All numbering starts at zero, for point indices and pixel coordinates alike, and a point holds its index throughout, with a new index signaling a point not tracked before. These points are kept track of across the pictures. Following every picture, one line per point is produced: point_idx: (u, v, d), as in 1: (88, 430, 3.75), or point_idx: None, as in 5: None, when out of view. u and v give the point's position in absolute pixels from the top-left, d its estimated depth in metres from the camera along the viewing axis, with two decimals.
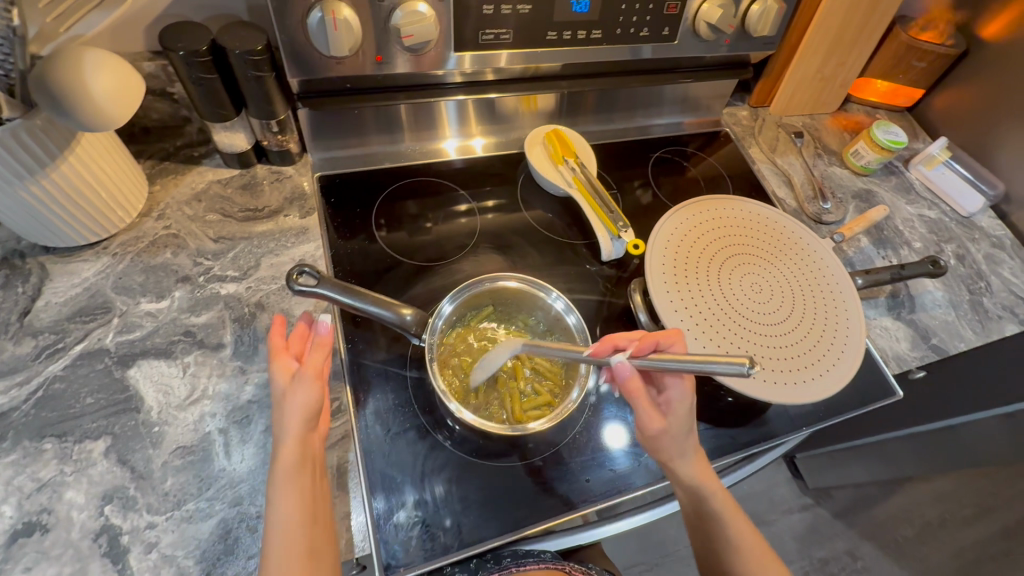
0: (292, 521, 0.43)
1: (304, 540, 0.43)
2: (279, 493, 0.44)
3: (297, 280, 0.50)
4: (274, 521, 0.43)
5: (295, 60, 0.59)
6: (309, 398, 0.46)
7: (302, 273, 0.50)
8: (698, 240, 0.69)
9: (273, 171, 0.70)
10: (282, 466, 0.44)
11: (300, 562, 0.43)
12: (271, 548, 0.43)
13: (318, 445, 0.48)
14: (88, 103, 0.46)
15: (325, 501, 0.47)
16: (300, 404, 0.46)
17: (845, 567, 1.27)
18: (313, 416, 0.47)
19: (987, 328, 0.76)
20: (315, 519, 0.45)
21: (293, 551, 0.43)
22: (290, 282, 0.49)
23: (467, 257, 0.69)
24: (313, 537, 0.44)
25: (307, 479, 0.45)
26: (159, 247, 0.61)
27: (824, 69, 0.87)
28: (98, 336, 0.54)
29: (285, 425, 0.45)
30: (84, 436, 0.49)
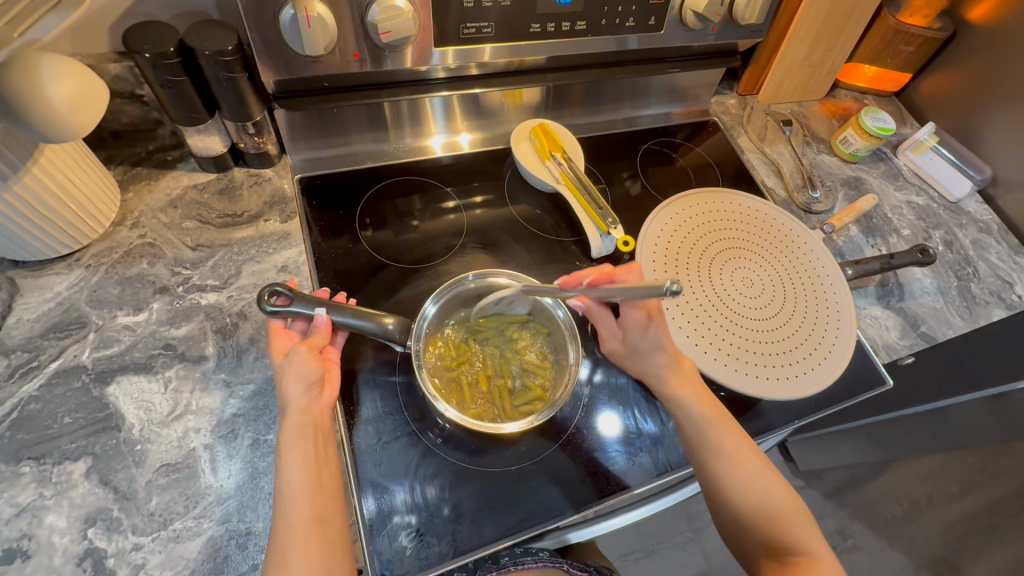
0: (298, 489, 0.43)
1: (309, 503, 0.42)
2: (282, 459, 0.43)
3: (269, 301, 0.50)
4: (280, 488, 0.43)
5: (270, 58, 0.57)
6: (308, 367, 0.46)
7: (273, 293, 0.50)
8: (688, 234, 0.68)
9: (252, 174, 0.67)
10: (285, 436, 0.44)
11: (306, 524, 0.42)
12: (278, 518, 0.42)
13: (326, 417, 0.48)
14: (43, 108, 0.43)
15: (333, 470, 0.46)
16: (298, 372, 0.46)
17: (837, 547, 1.30)
18: (314, 383, 0.47)
19: (975, 314, 0.76)
20: (321, 480, 0.44)
21: (299, 516, 0.42)
22: (262, 305, 0.50)
23: (455, 257, 0.67)
24: (319, 503, 0.43)
25: (313, 444, 0.45)
26: (135, 258, 0.59)
27: (812, 55, 0.86)
28: (74, 353, 0.53)
29: (287, 394, 0.46)
30: (63, 457, 0.48)
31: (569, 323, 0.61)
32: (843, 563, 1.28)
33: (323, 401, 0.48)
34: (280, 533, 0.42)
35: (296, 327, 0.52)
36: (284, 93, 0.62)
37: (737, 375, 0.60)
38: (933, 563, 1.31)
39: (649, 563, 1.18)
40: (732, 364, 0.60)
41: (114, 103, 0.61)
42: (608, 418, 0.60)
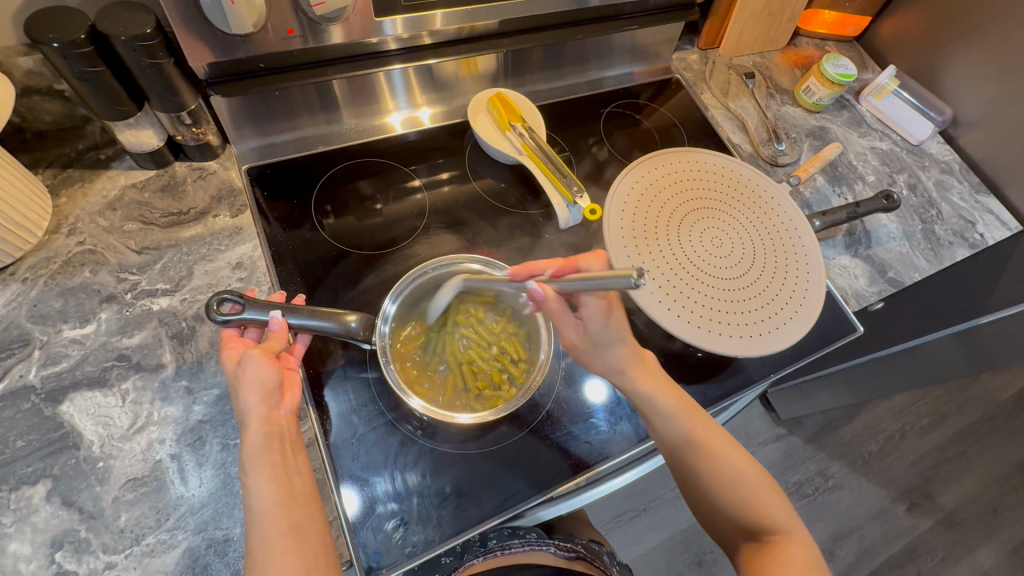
0: (269, 503, 0.41)
1: (284, 515, 0.41)
2: (248, 474, 0.41)
3: (219, 310, 0.48)
4: (250, 502, 0.41)
5: (199, 41, 0.53)
6: (262, 373, 0.43)
7: (222, 301, 0.48)
8: (657, 198, 0.67)
9: (195, 167, 0.64)
10: (249, 450, 0.42)
11: (283, 537, 0.41)
12: (252, 533, 0.41)
13: (289, 423, 0.46)
14: None
15: (304, 476, 0.45)
16: (256, 381, 0.43)
17: (819, 487, 1.35)
18: (272, 391, 0.44)
19: (939, 255, 0.77)
20: (293, 491, 0.43)
21: (275, 529, 0.41)
22: (211, 315, 0.48)
23: (419, 239, 0.65)
24: (294, 513, 0.42)
25: (279, 454, 0.43)
26: (76, 266, 0.55)
27: (771, 4, 0.84)
28: (20, 373, 0.50)
29: (246, 405, 0.43)
30: (20, 482, 0.46)
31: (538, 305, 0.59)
32: (825, 502, 1.33)
33: (284, 408, 0.46)
34: (255, 550, 0.40)
35: (251, 335, 0.50)
36: (218, 78, 0.58)
37: (714, 338, 0.59)
38: (908, 492, 1.37)
39: (641, 521, 1.21)
40: (707, 327, 0.60)
41: (32, 100, 0.56)
42: (589, 386, 0.60)
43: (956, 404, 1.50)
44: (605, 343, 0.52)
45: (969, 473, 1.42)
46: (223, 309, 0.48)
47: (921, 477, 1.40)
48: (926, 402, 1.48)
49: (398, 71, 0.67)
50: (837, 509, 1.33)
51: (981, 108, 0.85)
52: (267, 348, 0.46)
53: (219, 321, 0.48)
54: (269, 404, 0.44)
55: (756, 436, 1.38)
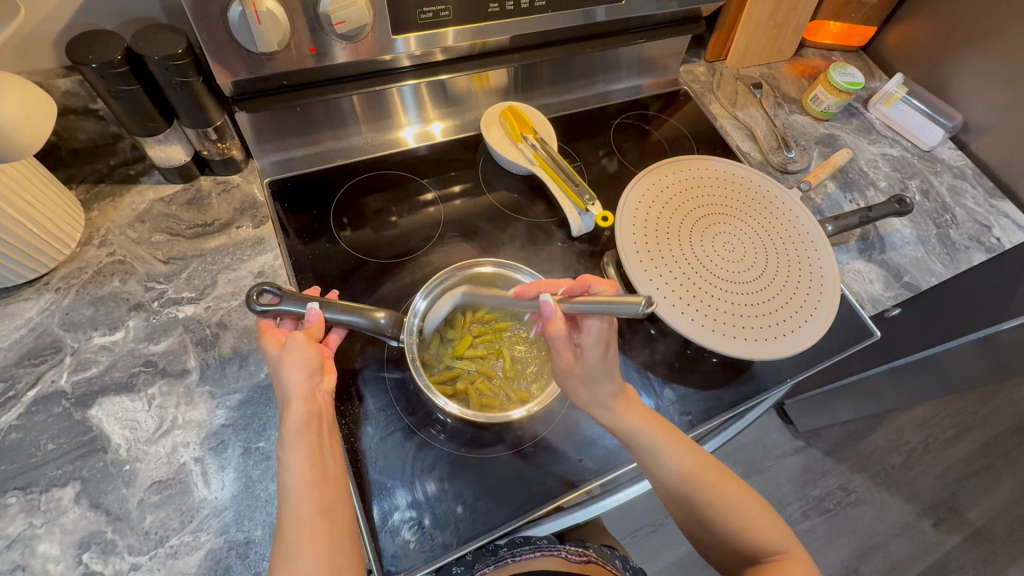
0: (304, 482, 0.42)
1: (316, 496, 0.42)
2: (286, 451, 0.42)
3: (258, 299, 0.49)
4: (285, 481, 0.42)
5: (224, 60, 0.55)
6: (307, 352, 0.45)
7: (262, 292, 0.50)
8: (667, 206, 0.68)
9: (219, 182, 0.66)
10: (289, 428, 0.43)
11: (313, 518, 0.41)
12: (284, 512, 0.41)
13: (325, 405, 0.47)
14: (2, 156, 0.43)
15: (337, 460, 0.45)
16: (300, 361, 0.45)
17: (841, 502, 1.32)
18: (315, 371, 0.46)
19: (956, 260, 0.77)
20: (327, 473, 0.43)
21: (306, 510, 0.41)
22: (251, 304, 0.49)
23: (435, 248, 0.67)
24: (325, 495, 0.43)
25: (317, 433, 0.44)
26: (106, 276, 0.57)
27: (777, 16, 0.86)
28: (52, 379, 0.51)
29: (288, 383, 0.44)
30: (51, 484, 0.47)
31: None
32: (847, 517, 1.30)
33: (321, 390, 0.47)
34: (285, 528, 0.41)
35: (286, 325, 0.51)
36: (245, 95, 0.60)
37: (729, 341, 0.59)
38: (935, 507, 1.34)
39: (658, 536, 1.19)
40: (721, 330, 0.60)
41: (68, 119, 0.59)
42: None
43: (981, 415, 1.47)
44: (597, 376, 0.51)
45: (997, 488, 1.38)
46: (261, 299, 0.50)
47: (948, 492, 1.36)
48: (949, 414, 1.45)
49: (411, 87, 0.70)
50: (861, 523, 1.30)
51: (991, 114, 0.86)
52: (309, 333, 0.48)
53: (258, 311, 0.50)
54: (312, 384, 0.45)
55: (775, 449, 1.36)
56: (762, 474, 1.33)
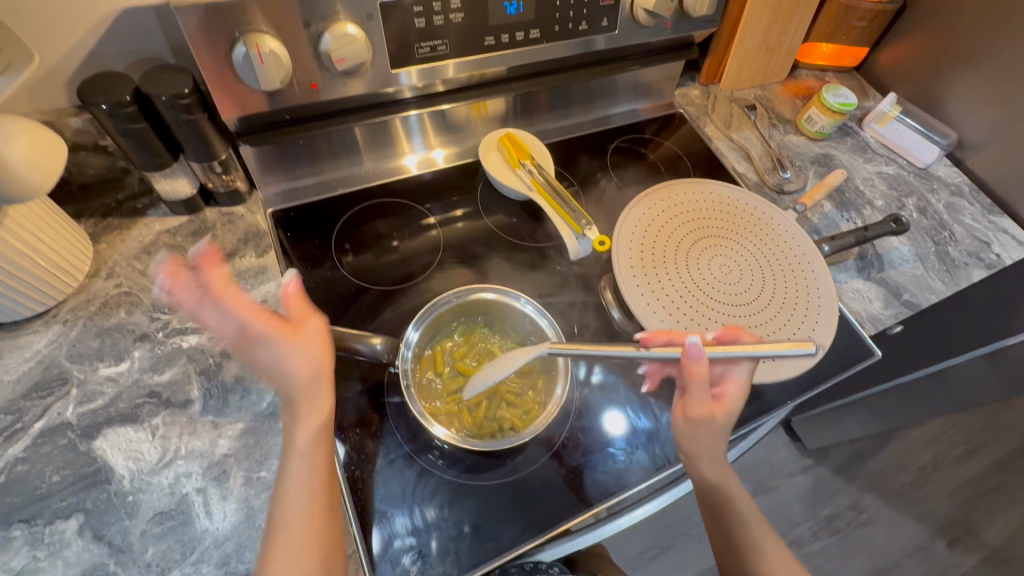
0: (302, 485, 0.46)
1: (307, 501, 0.46)
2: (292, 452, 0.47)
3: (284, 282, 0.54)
4: (283, 490, 0.45)
5: (227, 97, 0.56)
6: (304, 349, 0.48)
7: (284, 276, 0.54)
8: (662, 229, 0.68)
9: (224, 213, 0.67)
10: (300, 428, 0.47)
11: (301, 521, 0.45)
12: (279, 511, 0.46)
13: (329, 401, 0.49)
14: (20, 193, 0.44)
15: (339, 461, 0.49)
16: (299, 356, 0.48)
17: (851, 522, 1.30)
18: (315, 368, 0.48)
19: (955, 277, 0.77)
20: (323, 488, 0.47)
21: (297, 513, 0.45)
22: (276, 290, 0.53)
23: (434, 274, 0.67)
24: (317, 503, 0.46)
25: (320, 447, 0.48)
26: (113, 308, 0.58)
27: (768, 39, 0.87)
28: (57, 410, 0.52)
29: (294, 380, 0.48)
30: (55, 516, 0.47)
31: (554, 329, 0.59)
32: (858, 538, 1.28)
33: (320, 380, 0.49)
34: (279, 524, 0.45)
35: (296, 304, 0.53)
36: (249, 129, 0.62)
37: None
38: (948, 526, 1.31)
39: (666, 559, 1.17)
40: None
41: (79, 155, 0.61)
42: (613, 418, 0.60)
43: (993, 431, 1.45)
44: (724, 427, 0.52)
45: (1012, 507, 1.36)
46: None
47: (961, 510, 1.33)
48: (960, 430, 1.43)
49: (415, 116, 0.72)
50: (873, 544, 1.28)
51: (986, 131, 0.87)
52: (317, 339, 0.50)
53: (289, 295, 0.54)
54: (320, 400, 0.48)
55: (782, 468, 1.34)
56: (770, 493, 1.31)
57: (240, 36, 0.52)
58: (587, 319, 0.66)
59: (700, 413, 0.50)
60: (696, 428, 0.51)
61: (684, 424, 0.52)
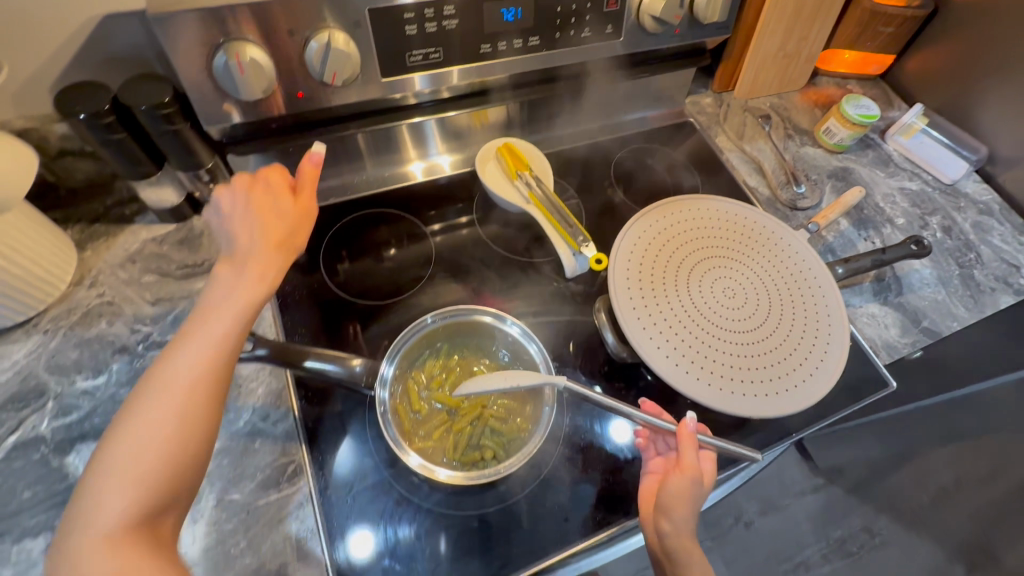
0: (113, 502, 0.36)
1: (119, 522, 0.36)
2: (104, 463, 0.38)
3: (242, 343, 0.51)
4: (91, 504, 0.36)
5: (209, 105, 0.55)
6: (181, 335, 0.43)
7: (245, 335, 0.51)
8: (662, 248, 0.65)
9: (212, 221, 0.66)
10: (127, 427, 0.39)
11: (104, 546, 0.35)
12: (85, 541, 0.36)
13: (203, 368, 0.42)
14: None
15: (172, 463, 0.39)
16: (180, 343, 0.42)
17: (864, 545, 1.26)
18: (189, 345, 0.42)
19: (980, 303, 0.73)
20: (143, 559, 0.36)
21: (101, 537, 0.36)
22: None
23: (424, 288, 0.65)
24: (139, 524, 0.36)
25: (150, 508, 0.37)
26: (94, 318, 0.57)
27: (787, 46, 0.83)
28: (33, 423, 0.51)
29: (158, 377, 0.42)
30: (23, 534, 0.47)
31: (541, 356, 0.56)
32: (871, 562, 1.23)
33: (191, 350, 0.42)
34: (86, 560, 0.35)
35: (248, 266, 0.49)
36: (236, 138, 0.61)
37: (725, 396, 0.56)
38: None
39: None
40: (716, 384, 0.57)
41: (65, 161, 0.60)
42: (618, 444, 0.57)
43: None
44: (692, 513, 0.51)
45: None
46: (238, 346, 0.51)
47: None
48: None
49: (427, 122, 0.70)
50: None
51: (1019, 146, 0.81)
52: (176, 388, 0.40)
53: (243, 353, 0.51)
54: (149, 442, 0.38)
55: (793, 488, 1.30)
56: None
57: (221, 45, 0.50)
58: (581, 341, 0.64)
59: (692, 478, 0.48)
60: (689, 491, 0.48)
61: (674, 486, 0.48)
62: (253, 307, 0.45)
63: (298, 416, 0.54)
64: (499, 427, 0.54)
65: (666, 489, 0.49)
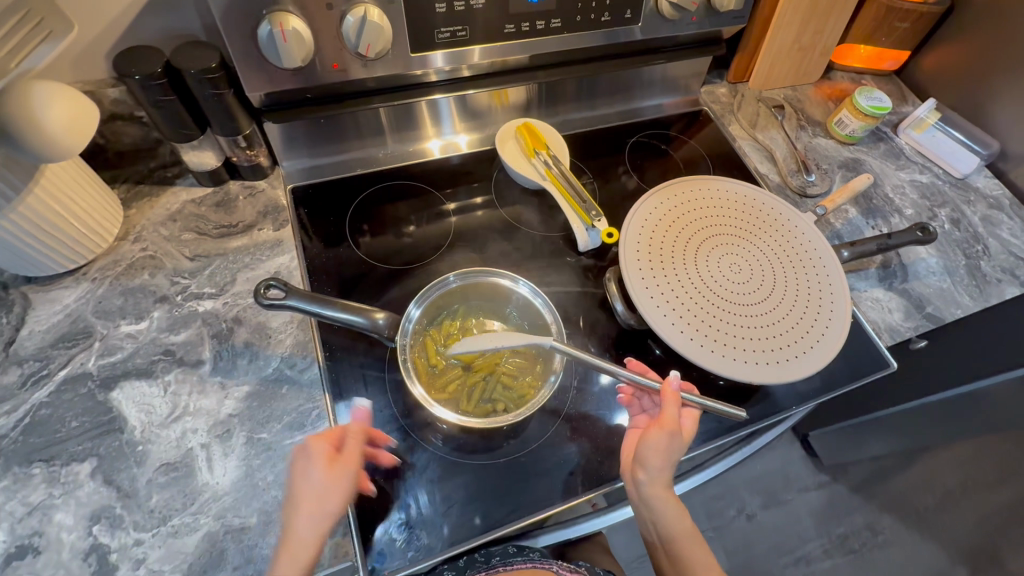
0: None
1: None
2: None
3: (265, 295, 0.53)
4: None
5: (251, 72, 0.58)
6: (310, 487, 0.43)
7: (269, 288, 0.53)
8: (673, 224, 0.68)
9: (246, 186, 0.70)
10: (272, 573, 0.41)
11: None
12: None
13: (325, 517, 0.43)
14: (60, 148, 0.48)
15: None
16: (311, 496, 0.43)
17: (867, 542, 1.25)
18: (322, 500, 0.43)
19: (985, 293, 0.74)
20: None
21: None
22: (258, 299, 0.53)
23: (443, 257, 0.69)
24: None
25: None
26: (137, 270, 0.62)
27: (802, 38, 0.85)
28: (81, 361, 0.55)
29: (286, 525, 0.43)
30: (71, 459, 0.51)
31: (550, 309, 0.60)
32: (872, 560, 1.24)
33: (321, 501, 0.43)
34: None
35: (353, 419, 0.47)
36: (272, 106, 0.64)
37: (729, 363, 0.58)
38: (971, 556, 1.26)
39: None
40: (719, 352, 0.59)
41: (116, 124, 0.65)
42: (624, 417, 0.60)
43: None
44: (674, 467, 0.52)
45: None
46: (268, 294, 0.53)
47: (986, 540, 1.28)
48: None
49: (443, 100, 0.73)
50: (887, 568, 1.23)
51: None
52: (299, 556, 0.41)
53: (263, 304, 0.53)
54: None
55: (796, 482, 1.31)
56: (781, 506, 1.28)
57: (266, 15, 0.54)
58: (590, 312, 0.67)
59: (670, 432, 0.51)
60: (669, 443, 0.50)
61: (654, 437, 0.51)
62: (331, 504, 0.43)
63: (322, 365, 0.58)
64: (510, 381, 0.58)
65: (645, 442, 0.51)
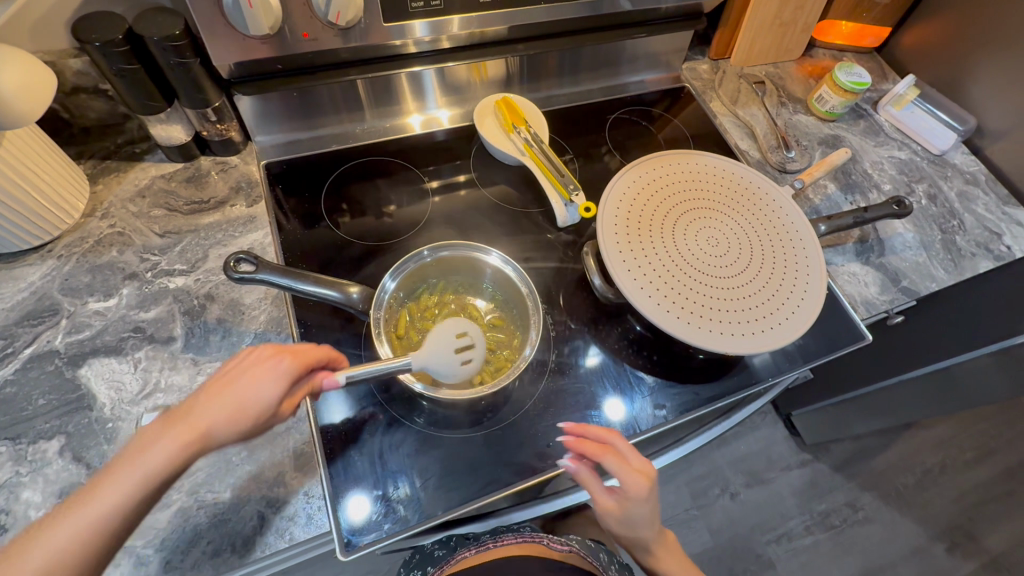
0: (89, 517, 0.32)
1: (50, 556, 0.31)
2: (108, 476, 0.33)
3: (235, 268, 0.52)
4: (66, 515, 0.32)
5: (216, 41, 0.56)
6: (256, 388, 0.38)
7: (238, 261, 0.52)
8: (652, 198, 0.67)
9: (218, 162, 0.69)
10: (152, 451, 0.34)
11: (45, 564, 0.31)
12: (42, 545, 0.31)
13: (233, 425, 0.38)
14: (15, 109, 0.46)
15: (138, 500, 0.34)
16: (240, 396, 0.38)
17: (846, 519, 1.28)
18: (246, 409, 0.38)
19: (959, 266, 0.75)
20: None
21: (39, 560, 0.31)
22: (228, 272, 0.52)
23: (421, 233, 0.68)
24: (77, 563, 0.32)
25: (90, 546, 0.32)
26: (105, 246, 0.60)
27: (783, 14, 0.84)
28: (47, 338, 0.54)
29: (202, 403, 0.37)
30: (38, 436, 0.50)
31: (523, 277, 0.60)
32: (851, 536, 1.26)
33: (250, 406, 0.38)
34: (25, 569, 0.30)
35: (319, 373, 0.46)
36: (245, 77, 0.63)
37: (705, 334, 0.58)
38: (947, 532, 1.29)
39: None
40: (695, 323, 0.59)
41: (80, 98, 0.63)
42: (613, 402, 0.60)
43: (1002, 439, 1.42)
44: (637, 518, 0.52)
45: (1016, 515, 1.33)
46: (239, 268, 0.52)
47: (962, 516, 1.32)
48: (966, 435, 1.40)
49: (424, 73, 0.71)
50: (866, 543, 1.26)
51: (1007, 119, 0.83)
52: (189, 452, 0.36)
53: (236, 279, 0.52)
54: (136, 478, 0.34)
55: (779, 461, 1.32)
56: (765, 485, 1.30)
57: None
58: (568, 288, 0.66)
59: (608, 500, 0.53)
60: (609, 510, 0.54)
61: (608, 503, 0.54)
62: (253, 433, 0.38)
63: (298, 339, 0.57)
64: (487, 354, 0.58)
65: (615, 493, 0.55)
